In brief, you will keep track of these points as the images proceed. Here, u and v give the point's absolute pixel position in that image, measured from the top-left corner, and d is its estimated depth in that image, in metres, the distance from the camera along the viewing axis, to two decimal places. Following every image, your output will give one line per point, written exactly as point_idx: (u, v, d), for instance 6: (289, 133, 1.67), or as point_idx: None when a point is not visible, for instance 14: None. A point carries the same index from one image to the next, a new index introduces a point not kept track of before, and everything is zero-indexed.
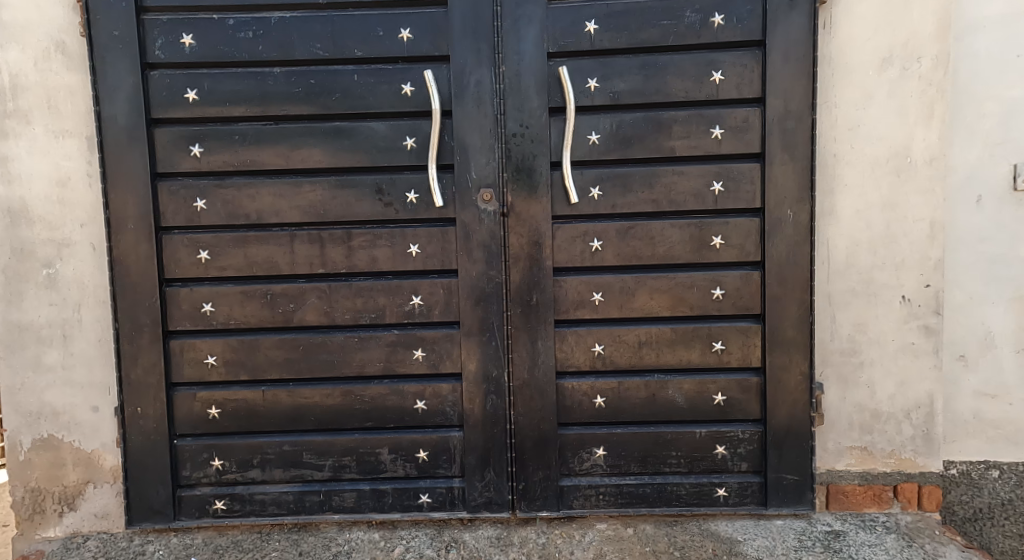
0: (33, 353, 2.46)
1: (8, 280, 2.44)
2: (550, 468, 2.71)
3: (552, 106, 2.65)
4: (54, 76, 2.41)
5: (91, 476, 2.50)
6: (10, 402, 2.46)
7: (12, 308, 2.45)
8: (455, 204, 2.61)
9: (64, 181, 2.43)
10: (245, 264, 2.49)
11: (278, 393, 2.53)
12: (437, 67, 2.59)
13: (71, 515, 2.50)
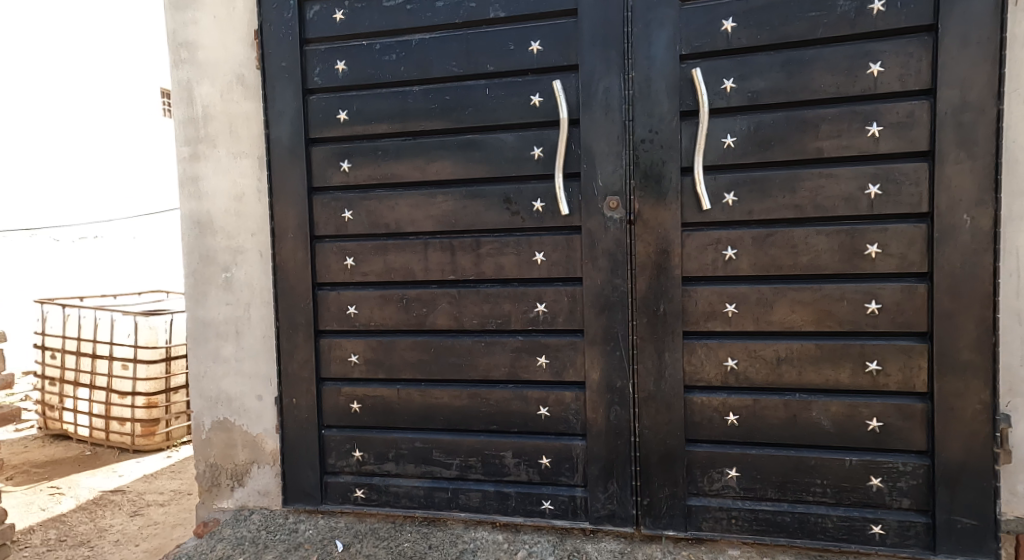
0: (213, 346, 2.83)
1: (196, 282, 2.83)
2: (676, 485, 2.60)
3: (684, 110, 2.56)
4: (235, 105, 2.77)
5: (255, 457, 2.81)
6: (195, 387, 2.85)
7: (199, 306, 2.83)
8: (581, 212, 2.61)
9: (240, 197, 2.78)
10: (384, 270, 2.69)
11: (411, 392, 2.70)
12: (566, 77, 2.62)
13: (240, 490, 2.83)
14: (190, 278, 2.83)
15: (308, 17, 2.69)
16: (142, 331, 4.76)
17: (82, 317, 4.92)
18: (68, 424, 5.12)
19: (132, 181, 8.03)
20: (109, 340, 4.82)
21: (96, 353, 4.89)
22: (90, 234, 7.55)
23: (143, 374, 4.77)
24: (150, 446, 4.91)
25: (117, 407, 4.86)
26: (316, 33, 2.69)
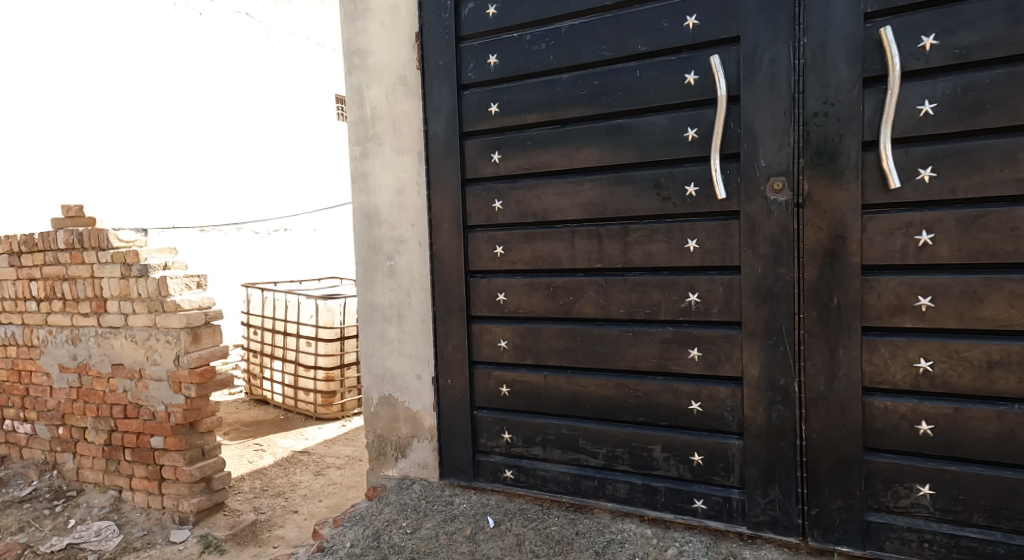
0: (380, 328, 3.10)
1: (365, 269, 3.11)
2: (853, 498, 2.33)
3: (868, 76, 2.25)
4: (399, 104, 2.99)
5: (415, 432, 3.05)
6: (365, 364, 3.16)
7: (368, 291, 3.12)
8: (740, 195, 2.43)
9: (403, 190, 3.00)
10: (532, 258, 2.76)
11: (558, 378, 2.74)
12: (726, 51, 2.43)
13: (403, 460, 3.09)
14: (361, 265, 3.12)
15: (464, 16, 2.82)
16: (322, 312, 5.58)
17: (275, 299, 5.92)
18: (266, 391, 6.15)
19: (308, 181, 9.43)
20: (297, 320, 5.72)
21: (287, 332, 5.82)
22: (284, 226, 8.88)
23: (323, 351, 5.60)
24: (329, 414, 5.78)
25: (303, 378, 5.77)
26: (470, 30, 2.81)
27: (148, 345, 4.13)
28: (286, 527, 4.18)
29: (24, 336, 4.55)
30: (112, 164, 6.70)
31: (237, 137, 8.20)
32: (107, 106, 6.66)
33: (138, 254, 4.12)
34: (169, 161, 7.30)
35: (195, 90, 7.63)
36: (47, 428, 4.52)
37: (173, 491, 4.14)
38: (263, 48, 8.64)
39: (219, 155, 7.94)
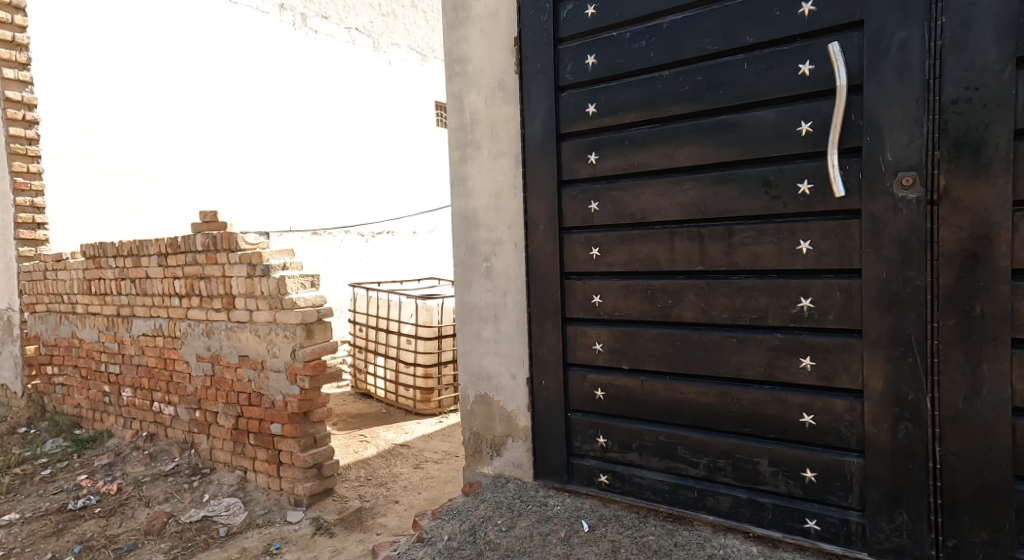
0: (477, 328, 3.19)
1: (463, 270, 3.21)
2: (1000, 530, 2.10)
3: (1021, 56, 2.02)
4: (498, 108, 3.04)
5: (511, 431, 3.10)
6: (463, 363, 3.26)
7: (465, 292, 3.21)
8: (862, 193, 2.24)
9: (500, 193, 3.06)
10: (629, 260, 2.71)
11: (655, 384, 2.67)
12: (846, 37, 2.26)
13: (498, 458, 3.16)
14: (460, 266, 3.22)
15: (563, 17, 2.82)
16: (421, 311, 5.80)
17: (378, 299, 6.25)
18: (371, 385, 6.47)
19: (411, 185, 9.94)
20: (399, 319, 6.00)
21: (390, 329, 6.13)
22: (388, 229, 9.41)
23: (421, 348, 5.83)
24: (427, 409, 5.97)
25: (403, 374, 6.04)
26: (569, 31, 2.81)
27: (269, 339, 4.57)
28: (387, 515, 4.36)
29: (169, 328, 5.17)
30: (230, 176, 7.55)
31: (343, 146, 8.86)
32: (226, 124, 7.52)
33: (262, 256, 4.56)
34: (282, 170, 8.07)
35: (307, 106, 8.41)
36: (187, 411, 5.12)
37: (290, 474, 4.50)
38: (368, 63, 9.28)
39: (326, 164, 8.63)
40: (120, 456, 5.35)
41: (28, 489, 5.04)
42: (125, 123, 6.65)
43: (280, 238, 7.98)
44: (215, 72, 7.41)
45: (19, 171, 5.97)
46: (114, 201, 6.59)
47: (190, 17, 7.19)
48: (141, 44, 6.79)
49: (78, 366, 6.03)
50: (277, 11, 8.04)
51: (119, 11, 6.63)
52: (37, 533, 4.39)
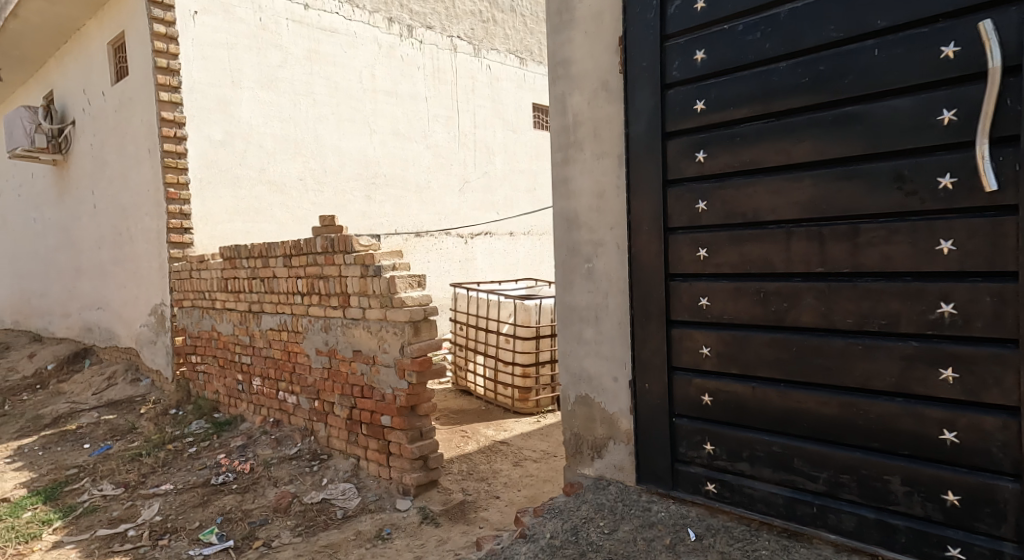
0: (578, 329, 3.22)
1: (565, 271, 3.25)
2: None
3: None
4: (601, 109, 3.05)
5: (612, 434, 3.09)
6: (563, 364, 3.29)
7: (567, 293, 3.25)
8: (1018, 186, 2.03)
9: (602, 194, 3.07)
10: (740, 261, 2.61)
11: (768, 392, 2.55)
12: (998, 14, 2.05)
13: (599, 460, 3.16)
14: (561, 268, 3.27)
15: (669, 14, 2.76)
16: (519, 312, 5.88)
17: (478, 299, 6.41)
18: (471, 383, 6.62)
19: (512, 187, 10.03)
20: (497, 318, 6.12)
21: (489, 329, 6.25)
22: (488, 231, 9.58)
23: (520, 348, 5.90)
24: (524, 407, 5.99)
25: (502, 373, 6.12)
26: (676, 28, 2.74)
27: (380, 335, 4.81)
28: (489, 509, 4.46)
29: (292, 324, 5.56)
30: (346, 183, 8.00)
31: (448, 151, 9.07)
32: (343, 134, 7.97)
33: (374, 257, 4.81)
34: (393, 177, 8.45)
35: (416, 114, 8.70)
36: (308, 401, 5.49)
37: (399, 465, 4.71)
38: (473, 69, 9.45)
39: (432, 169, 8.88)
40: (251, 439, 5.81)
41: (179, 463, 5.58)
42: (255, 135, 7.22)
43: (386, 240, 8.35)
44: (331, 85, 7.86)
45: (171, 182, 6.63)
46: (245, 206, 7.18)
47: (311, 35, 7.67)
48: (269, 63, 7.33)
49: (217, 356, 6.60)
50: (386, 24, 8.39)
51: (253, 33, 7.20)
52: (187, 503, 4.86)
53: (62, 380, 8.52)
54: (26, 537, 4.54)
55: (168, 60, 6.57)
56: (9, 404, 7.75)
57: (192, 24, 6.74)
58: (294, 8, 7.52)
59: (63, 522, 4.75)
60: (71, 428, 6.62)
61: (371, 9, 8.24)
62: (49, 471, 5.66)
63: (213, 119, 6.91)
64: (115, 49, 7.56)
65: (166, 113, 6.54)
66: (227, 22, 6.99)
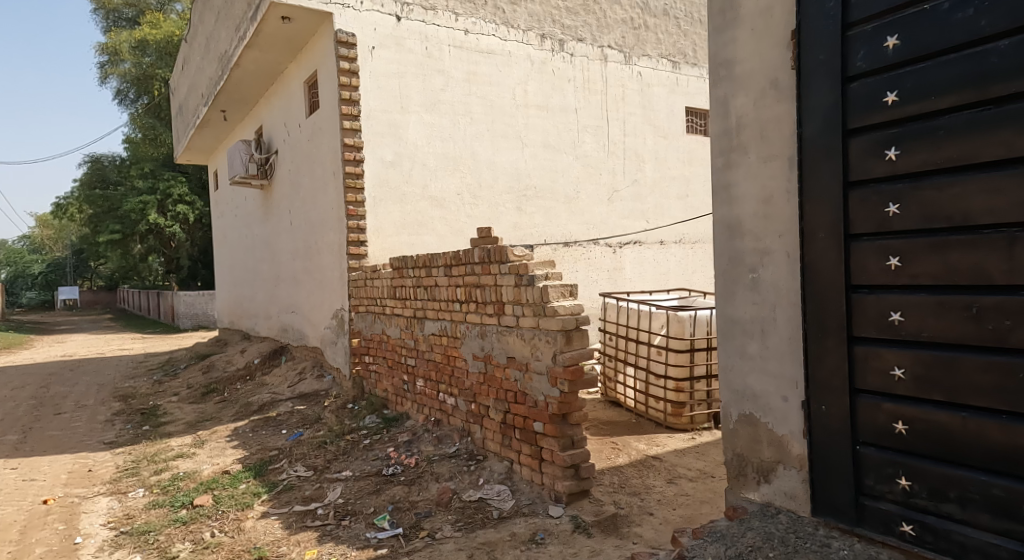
0: (740, 343, 3.06)
1: (726, 281, 3.12)
2: None
3: None
4: (768, 109, 2.91)
5: (782, 457, 2.88)
6: (725, 379, 3.14)
7: (728, 304, 3.11)
8: None
9: (769, 199, 2.92)
10: (945, 272, 2.31)
11: (982, 423, 2.23)
12: None
13: (766, 485, 2.96)
14: (722, 278, 3.14)
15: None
16: (672, 323, 5.66)
17: (628, 309, 6.25)
18: (620, 394, 6.46)
19: (664, 195, 9.69)
20: (648, 329, 5.92)
21: (639, 340, 6.06)
22: (636, 240, 9.32)
23: (672, 361, 5.68)
24: (678, 423, 5.74)
25: (653, 386, 5.92)
26: (862, 14, 2.51)
27: (533, 343, 4.87)
28: (642, 526, 4.31)
29: (452, 329, 5.82)
30: (501, 195, 8.22)
31: (599, 162, 9.00)
32: (500, 149, 8.21)
33: (528, 267, 4.90)
34: (545, 189, 8.54)
35: (569, 126, 8.75)
36: (464, 402, 5.70)
37: (550, 471, 4.69)
38: (626, 78, 9.31)
39: (582, 179, 8.86)
40: (415, 436, 6.13)
41: (356, 453, 6.07)
42: (420, 154, 7.69)
43: (536, 250, 8.39)
44: (487, 103, 8.14)
45: (352, 201, 7.29)
46: (411, 220, 7.66)
47: (470, 58, 8.02)
48: (433, 87, 7.79)
49: (386, 358, 7.01)
50: (538, 41, 8.52)
51: (420, 61, 7.71)
52: (364, 489, 5.29)
53: (265, 372, 9.75)
54: (243, 505, 5.32)
55: (351, 92, 7.23)
56: (228, 393, 9.35)
57: (371, 57, 7.38)
58: (455, 34, 7.93)
59: (268, 495, 5.49)
60: (273, 414, 7.66)
61: (524, 27, 8.42)
62: (257, 450, 6.61)
63: (386, 142, 7.47)
64: (306, 85, 8.42)
65: (347, 139, 7.21)
66: (398, 53, 7.57)
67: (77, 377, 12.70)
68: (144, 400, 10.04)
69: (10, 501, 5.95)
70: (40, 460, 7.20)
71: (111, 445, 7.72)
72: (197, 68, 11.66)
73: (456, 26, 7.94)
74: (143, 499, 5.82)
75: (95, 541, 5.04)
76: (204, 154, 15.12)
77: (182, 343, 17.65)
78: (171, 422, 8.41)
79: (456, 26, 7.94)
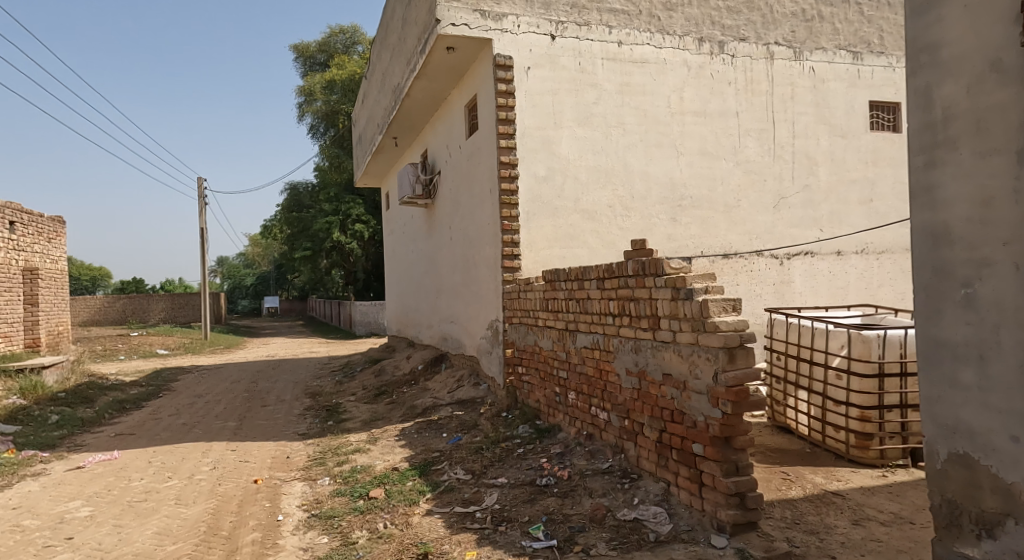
0: (951, 370, 2.89)
1: (932, 297, 2.98)
2: None
3: None
4: (988, 96, 2.77)
5: (1011, 510, 2.69)
6: (930, 413, 2.99)
7: (936, 325, 2.96)
8: None
9: (989, 201, 2.76)
10: None
11: None
12: None
13: (990, 542, 2.76)
14: (926, 294, 3.00)
15: None
16: (856, 344, 5.08)
17: (800, 326, 5.71)
18: (792, 420, 5.90)
19: (844, 204, 8.75)
20: (826, 349, 5.37)
21: (815, 361, 5.51)
22: (808, 250, 8.47)
23: (856, 386, 5.10)
24: (864, 457, 5.13)
25: (832, 413, 5.36)
26: None
27: (692, 361, 4.61)
28: None
29: (604, 343, 5.69)
30: (657, 207, 7.95)
31: (768, 168, 8.39)
32: (655, 159, 7.95)
33: (686, 279, 4.72)
34: (705, 198, 8.12)
35: (733, 132, 8.26)
36: (618, 418, 5.52)
37: (711, 498, 4.36)
38: (800, 78, 8.59)
39: (749, 188, 8.31)
40: (568, 448, 6.01)
41: (511, 460, 6.07)
42: (572, 168, 7.66)
43: (694, 262, 7.97)
44: (640, 113, 7.92)
45: (506, 216, 7.42)
46: (563, 233, 7.62)
47: (624, 69, 7.86)
48: (586, 101, 7.74)
49: (539, 369, 6.96)
50: (696, 45, 8.13)
51: (573, 77, 7.70)
52: (518, 497, 5.26)
53: (427, 378, 10.15)
54: (410, 501, 5.56)
55: (507, 112, 7.41)
56: (396, 395, 9.83)
57: (526, 77, 7.49)
58: (609, 46, 7.81)
59: (432, 494, 5.67)
60: (434, 418, 7.92)
61: (681, 32, 8.09)
62: (421, 451, 6.82)
63: (539, 158, 7.53)
64: (465, 108, 8.71)
65: (503, 157, 7.37)
66: (552, 71, 7.61)
67: (278, 374, 14.18)
68: (329, 397, 10.89)
69: (228, 478, 6.74)
70: (251, 444, 8.09)
71: (303, 435, 8.45)
72: (374, 100, 12.58)
73: (610, 38, 7.82)
74: (329, 487, 6.28)
75: (293, 520, 5.58)
76: (379, 178, 16.22)
77: (360, 348, 19.01)
78: (350, 419, 9.02)
79: (609, 38, 7.81)
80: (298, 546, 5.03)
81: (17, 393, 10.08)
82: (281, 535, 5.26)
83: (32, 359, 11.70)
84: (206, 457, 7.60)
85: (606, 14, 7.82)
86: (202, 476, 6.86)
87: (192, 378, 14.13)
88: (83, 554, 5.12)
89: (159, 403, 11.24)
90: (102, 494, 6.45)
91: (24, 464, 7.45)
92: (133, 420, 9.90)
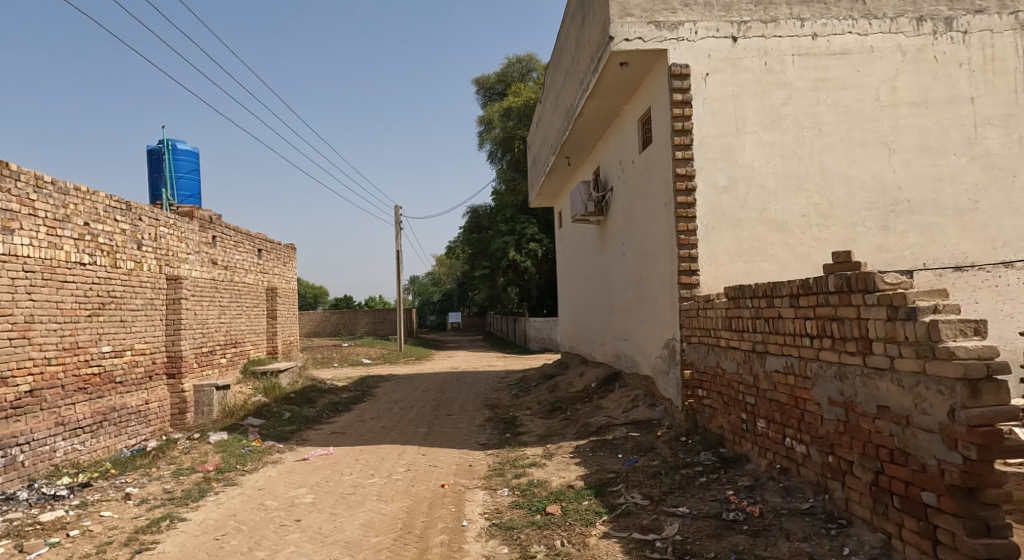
0: None
1: None
2: None
3: None
4: None
5: None
6: None
7: None
8: None
9: None
10: None
11: None
12: None
13: None
14: None
15: None
16: None
17: None
18: None
19: None
20: None
21: None
22: None
23: None
24: None
25: None
26: None
27: (917, 393, 3.80)
28: None
29: (800, 368, 4.95)
30: (864, 213, 6.94)
31: (1015, 161, 6.92)
32: (859, 161, 6.96)
33: (905, 296, 3.92)
34: (925, 200, 6.93)
35: (964, 122, 6.96)
36: (819, 453, 4.73)
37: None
38: None
39: (986, 185, 6.93)
40: (759, 482, 5.29)
41: (693, 489, 5.48)
42: (758, 176, 6.95)
43: (914, 276, 6.83)
44: (840, 110, 6.99)
45: (684, 229, 6.88)
46: (747, 246, 6.92)
47: (819, 64, 6.99)
48: (773, 103, 6.99)
49: (722, 393, 6.28)
50: (914, 26, 6.99)
51: (759, 78, 6.99)
52: (703, 531, 4.70)
53: (601, 396, 9.72)
54: (587, 521, 5.23)
55: (685, 122, 6.89)
56: (571, 412, 9.52)
57: (704, 84, 6.93)
58: (801, 41, 6.99)
59: (609, 516, 5.28)
60: (608, 438, 7.47)
61: (894, 14, 7.01)
62: (596, 471, 6.42)
63: (720, 167, 6.91)
64: (638, 122, 8.27)
65: (679, 169, 6.86)
66: (734, 75, 6.97)
67: (461, 386, 14.55)
68: (506, 410, 10.89)
69: (420, 480, 6.83)
70: (439, 450, 8.22)
71: (483, 445, 8.44)
72: (548, 122, 12.55)
73: (802, 32, 7.00)
74: (508, 498, 6.09)
75: (476, 526, 5.45)
76: (552, 197, 16.17)
77: (536, 363, 18.98)
78: (526, 432, 8.86)
79: (801, 32, 7.00)
80: (482, 553, 4.89)
81: (260, 392, 11.20)
82: (466, 540, 5.16)
83: (274, 363, 12.97)
84: (401, 459, 7.82)
85: (797, 6, 7.00)
86: (398, 476, 7.04)
87: (389, 386, 14.94)
88: (307, 536, 5.37)
89: (363, 407, 11.95)
90: (322, 484, 6.83)
91: (266, 453, 8.19)
92: (344, 420, 10.57)
